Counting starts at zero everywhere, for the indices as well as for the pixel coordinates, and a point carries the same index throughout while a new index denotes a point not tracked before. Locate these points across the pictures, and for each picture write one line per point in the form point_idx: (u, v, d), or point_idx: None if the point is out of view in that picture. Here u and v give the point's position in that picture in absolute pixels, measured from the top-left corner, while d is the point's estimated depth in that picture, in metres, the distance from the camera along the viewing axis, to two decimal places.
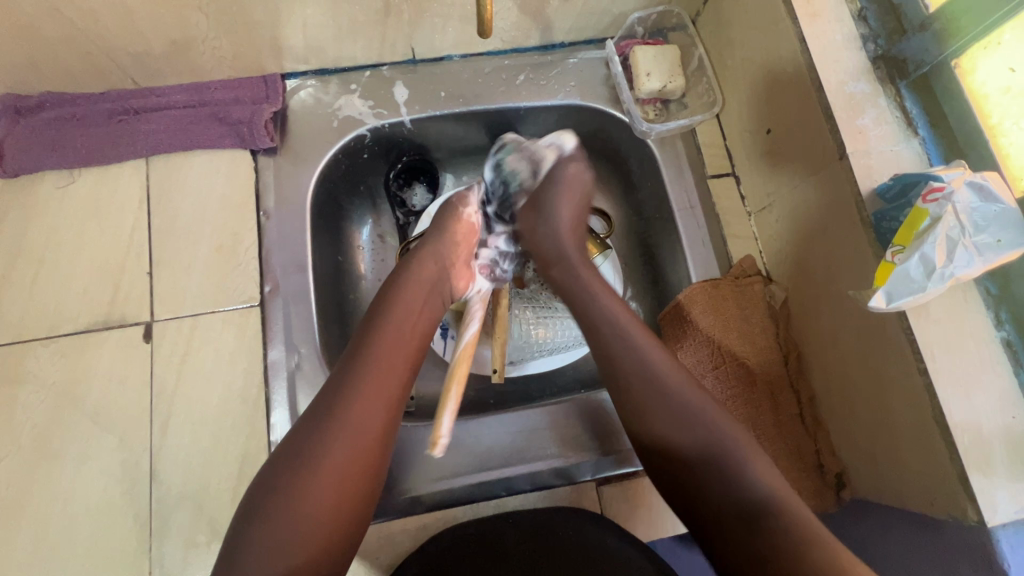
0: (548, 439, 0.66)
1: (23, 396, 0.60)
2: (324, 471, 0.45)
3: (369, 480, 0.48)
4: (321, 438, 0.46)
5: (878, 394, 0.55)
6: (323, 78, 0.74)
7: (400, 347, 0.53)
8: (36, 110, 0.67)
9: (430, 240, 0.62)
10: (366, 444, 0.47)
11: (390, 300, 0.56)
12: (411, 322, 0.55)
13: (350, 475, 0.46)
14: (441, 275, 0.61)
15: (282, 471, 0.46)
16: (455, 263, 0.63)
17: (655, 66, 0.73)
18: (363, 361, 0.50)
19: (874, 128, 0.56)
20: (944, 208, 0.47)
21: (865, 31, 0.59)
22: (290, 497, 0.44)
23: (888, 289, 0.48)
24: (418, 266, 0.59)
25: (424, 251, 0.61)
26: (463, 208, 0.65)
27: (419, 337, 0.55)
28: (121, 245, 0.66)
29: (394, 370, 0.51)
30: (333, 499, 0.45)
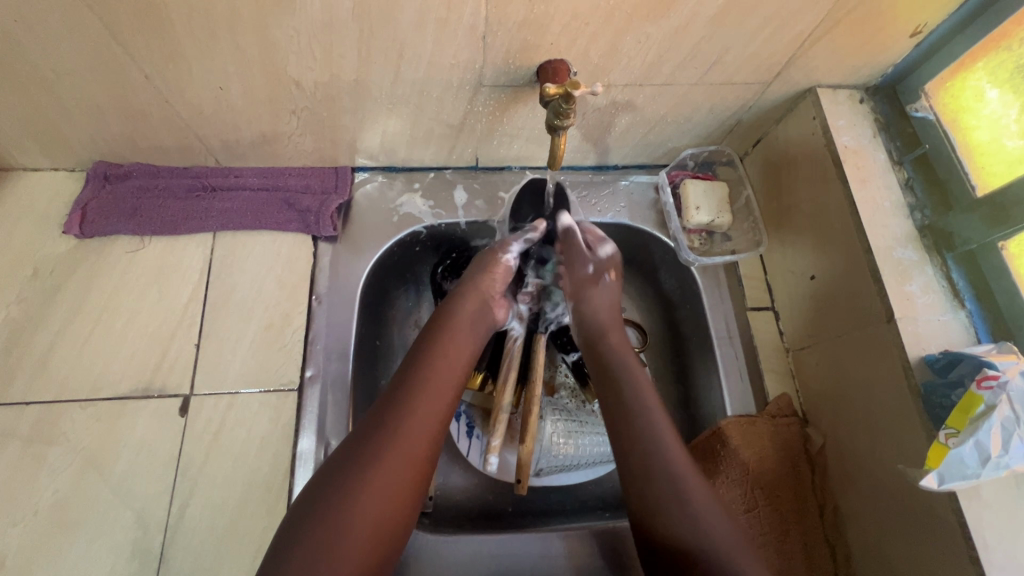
0: (566, 570, 0.63)
1: (51, 457, 0.60)
2: (373, 486, 0.47)
3: (414, 485, 0.49)
4: (372, 451, 0.49)
5: (923, 565, 0.53)
6: (389, 174, 0.78)
7: (446, 370, 0.56)
8: (123, 178, 0.71)
9: (471, 275, 0.66)
10: (412, 466, 0.49)
11: (439, 332, 0.60)
12: (456, 350, 0.58)
13: (395, 497, 0.48)
14: (484, 307, 0.65)
15: (331, 481, 0.47)
16: (494, 297, 0.66)
17: (704, 201, 0.76)
18: (415, 383, 0.54)
19: (921, 295, 0.57)
20: (999, 397, 0.47)
21: (913, 200, 0.63)
22: (338, 509, 0.45)
23: (941, 472, 0.47)
24: (464, 299, 0.64)
25: (468, 285, 0.65)
26: (502, 254, 0.68)
27: (463, 364, 0.59)
28: (176, 314, 0.68)
29: (442, 396, 0.54)
30: (380, 510, 0.47)
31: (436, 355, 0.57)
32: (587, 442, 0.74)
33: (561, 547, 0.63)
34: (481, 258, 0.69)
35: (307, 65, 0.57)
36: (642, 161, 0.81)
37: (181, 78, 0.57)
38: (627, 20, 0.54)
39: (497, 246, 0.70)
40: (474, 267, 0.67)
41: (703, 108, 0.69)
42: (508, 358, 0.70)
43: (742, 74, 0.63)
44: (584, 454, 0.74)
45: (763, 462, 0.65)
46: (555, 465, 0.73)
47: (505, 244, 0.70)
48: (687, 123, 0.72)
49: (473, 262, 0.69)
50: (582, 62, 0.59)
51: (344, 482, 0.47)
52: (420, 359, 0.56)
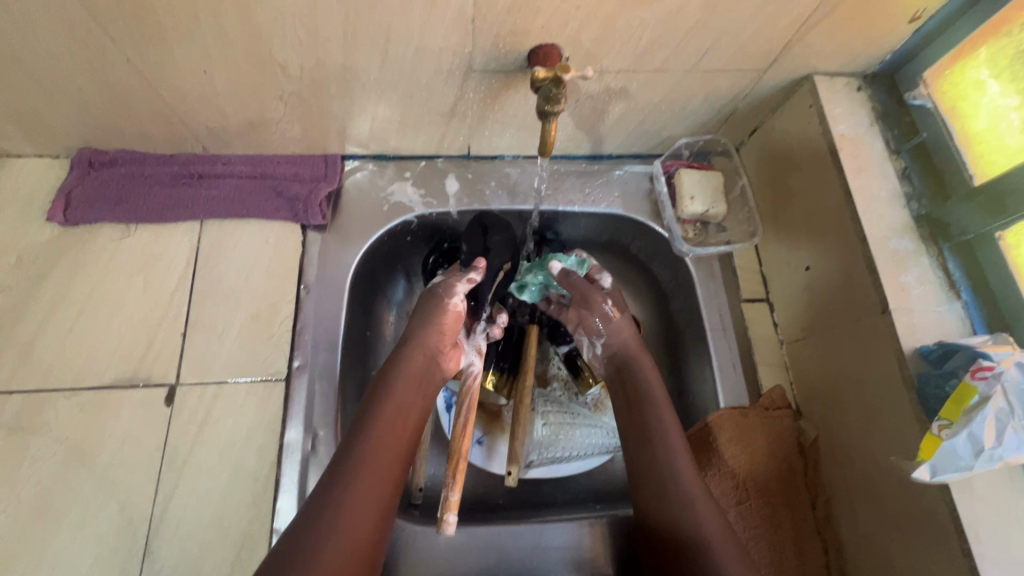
0: (557, 561, 0.62)
1: (34, 447, 0.59)
2: (325, 560, 0.45)
3: (367, 556, 0.48)
4: (318, 528, 0.47)
5: (915, 558, 0.52)
6: (380, 163, 0.77)
7: (392, 435, 0.55)
8: (108, 165, 0.70)
9: (415, 329, 0.64)
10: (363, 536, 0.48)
11: (380, 397, 0.58)
12: (401, 415, 0.57)
13: (355, 555, 0.47)
14: (429, 366, 0.62)
15: (287, 546, 0.46)
16: (444, 348, 0.64)
17: (699, 190, 0.74)
18: (358, 451, 0.53)
19: (917, 286, 0.57)
20: (993, 387, 0.46)
21: (910, 189, 0.62)
22: None
23: (932, 463, 0.47)
24: (409, 356, 0.61)
25: (414, 340, 0.62)
26: (447, 298, 0.65)
27: (413, 415, 0.58)
28: (162, 303, 0.67)
29: (394, 446, 0.55)
30: None
31: (381, 419, 0.55)
32: (577, 432, 0.75)
33: (551, 539, 0.63)
34: (427, 302, 0.66)
35: (292, 49, 0.56)
36: (637, 150, 0.80)
37: (163, 62, 0.56)
38: (619, 3, 0.52)
39: (443, 284, 0.66)
40: (421, 313, 0.65)
41: (698, 97, 0.68)
42: (465, 397, 0.65)
43: (737, 61, 0.62)
44: (574, 444, 0.74)
45: (754, 454, 0.65)
46: (545, 454, 0.73)
47: (450, 281, 0.66)
48: (682, 111, 0.71)
49: (417, 311, 0.66)
50: (574, 47, 0.58)
51: (302, 542, 0.46)
52: (364, 426, 0.55)
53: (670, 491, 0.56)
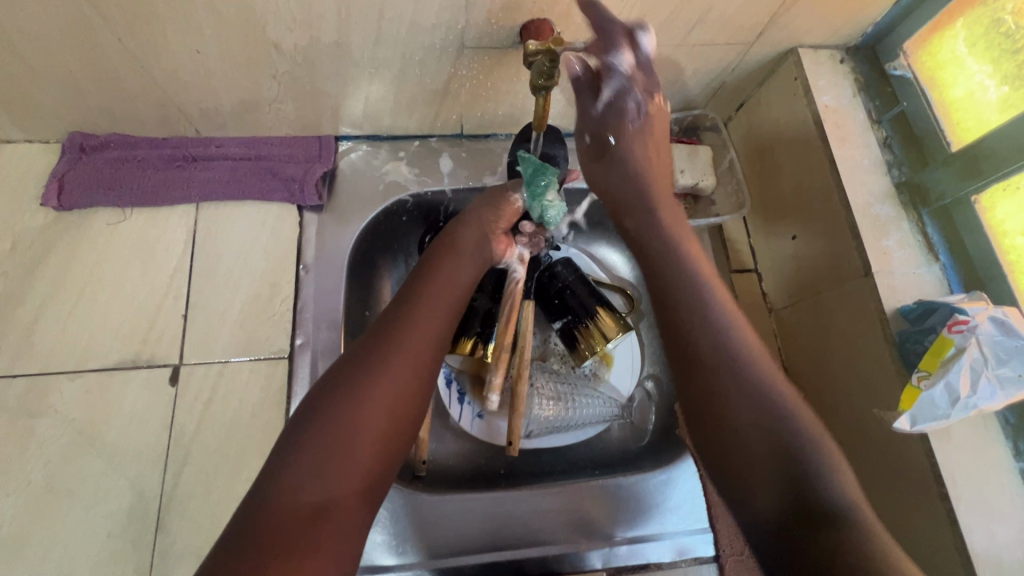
0: (559, 523, 0.64)
1: (40, 429, 0.59)
2: (380, 384, 0.48)
3: (418, 392, 0.50)
4: (378, 356, 0.49)
5: (897, 507, 0.55)
6: (374, 143, 0.77)
7: (445, 290, 0.57)
8: (100, 149, 0.69)
9: (474, 210, 0.67)
10: (418, 372, 0.50)
11: (440, 258, 0.61)
12: (454, 275, 0.59)
13: (396, 413, 0.48)
14: (484, 240, 0.65)
15: (332, 390, 0.47)
16: (496, 232, 0.67)
17: (689, 164, 0.76)
18: (413, 302, 0.54)
19: (898, 250, 0.59)
20: (968, 340, 0.49)
21: (891, 157, 0.64)
22: (346, 408, 0.46)
23: (913, 413, 0.49)
24: (464, 228, 0.64)
25: (470, 216, 0.66)
26: (512, 193, 0.68)
27: (461, 289, 0.59)
28: (161, 285, 0.67)
29: (441, 316, 0.55)
30: (387, 414, 0.47)
31: (435, 281, 0.58)
32: (578, 404, 0.76)
33: (554, 502, 0.65)
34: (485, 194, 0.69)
35: (286, 27, 0.56)
36: None
37: (155, 41, 0.56)
38: None
39: (508, 183, 0.69)
40: (479, 200, 0.68)
41: (687, 71, 0.70)
42: (509, 297, 0.70)
43: (726, 34, 0.63)
44: (575, 415, 0.75)
45: None
46: (545, 426, 0.74)
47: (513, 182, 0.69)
48: (671, 86, 0.73)
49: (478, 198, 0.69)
50: (565, 22, 0.59)
51: (347, 392, 0.47)
52: (418, 283, 0.57)
53: (725, 377, 0.51)
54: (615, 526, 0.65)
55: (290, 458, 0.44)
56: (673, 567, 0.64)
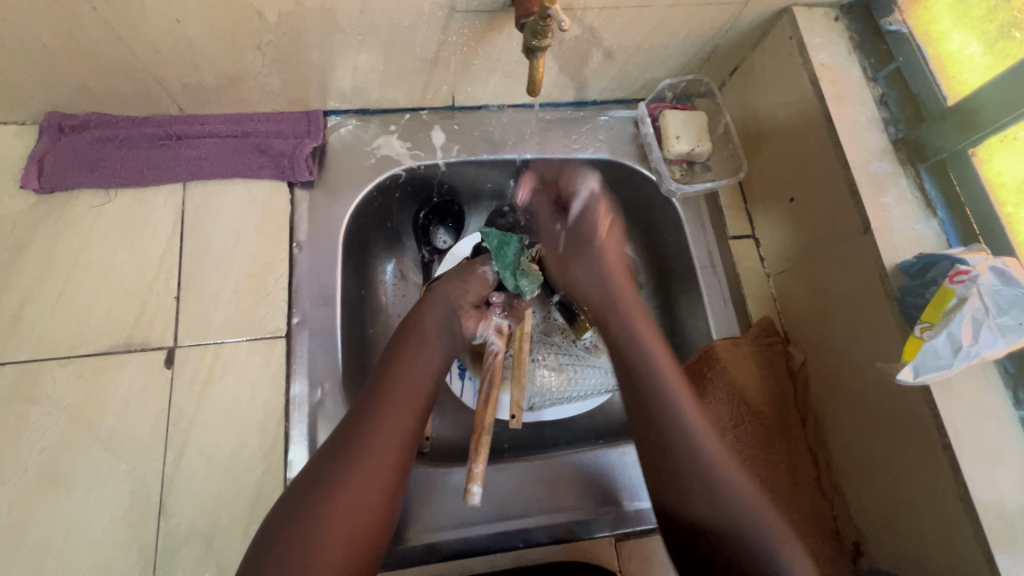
0: (566, 492, 0.64)
1: (34, 416, 0.58)
2: (339, 506, 0.48)
3: (384, 500, 0.50)
4: (338, 468, 0.50)
5: (897, 470, 0.56)
6: (364, 117, 0.76)
7: (411, 381, 0.57)
8: (80, 129, 0.67)
9: (443, 284, 0.66)
10: (381, 481, 0.51)
11: (406, 346, 0.61)
12: (422, 362, 0.60)
13: (359, 526, 0.48)
14: (453, 317, 0.65)
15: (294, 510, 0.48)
16: (466, 305, 0.66)
17: (684, 130, 0.75)
18: (378, 400, 0.55)
19: (896, 206, 0.59)
20: (970, 290, 0.49)
21: (887, 115, 0.64)
22: (306, 535, 0.46)
23: (916, 364, 0.49)
24: (430, 309, 0.64)
25: (437, 294, 0.65)
26: (480, 266, 0.68)
27: (430, 375, 0.59)
28: (151, 267, 0.65)
29: (407, 413, 0.55)
30: (347, 535, 0.48)
31: (400, 372, 0.57)
32: (580, 375, 0.76)
33: (560, 470, 0.65)
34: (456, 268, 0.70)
35: None
36: (621, 95, 0.80)
37: (132, 11, 0.54)
38: None
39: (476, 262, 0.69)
40: (446, 279, 0.67)
41: (680, 35, 0.69)
42: (487, 374, 0.64)
43: None
44: (577, 386, 0.75)
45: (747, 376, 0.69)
46: (549, 398, 0.74)
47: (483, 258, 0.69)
48: (664, 51, 0.72)
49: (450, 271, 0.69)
50: None
51: (307, 511, 0.47)
52: (384, 376, 0.57)
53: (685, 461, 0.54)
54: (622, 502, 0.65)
55: None
56: None
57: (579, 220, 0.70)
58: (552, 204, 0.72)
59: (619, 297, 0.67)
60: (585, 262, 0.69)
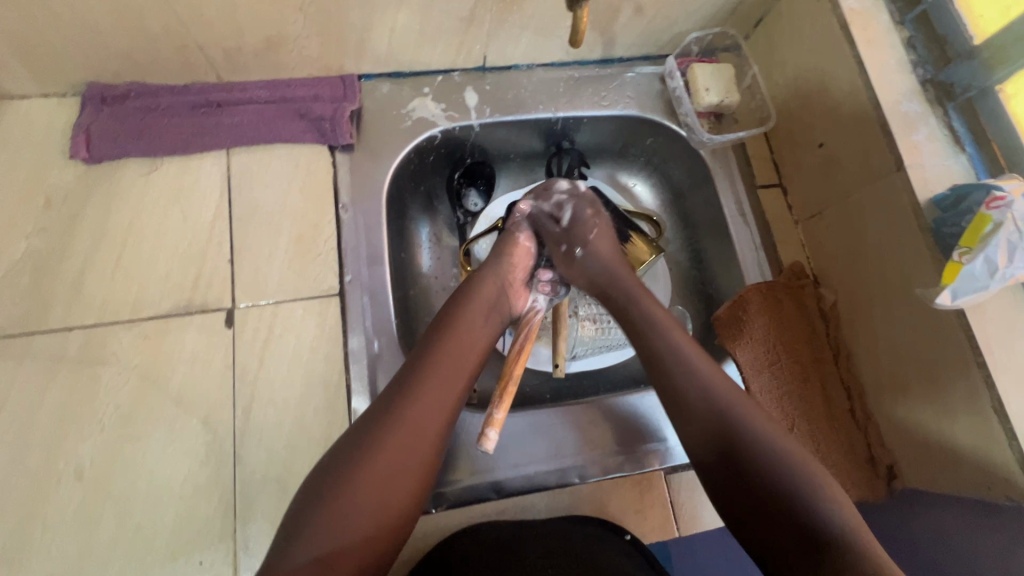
0: (607, 434, 0.68)
1: (106, 376, 0.60)
2: (377, 466, 0.50)
3: (418, 468, 0.52)
4: (382, 430, 0.51)
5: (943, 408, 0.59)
6: (397, 81, 0.77)
7: (456, 353, 0.59)
8: (123, 99, 0.68)
9: (489, 261, 0.69)
10: (418, 448, 0.52)
11: (453, 315, 0.62)
12: (470, 337, 0.60)
13: (391, 488, 0.50)
14: (500, 292, 0.67)
15: (333, 474, 0.49)
16: (513, 282, 0.69)
17: (712, 82, 0.77)
18: (427, 370, 0.56)
19: (927, 143, 0.61)
20: (1005, 216, 0.51)
21: (914, 57, 0.66)
22: (344, 489, 0.48)
23: (953, 288, 0.53)
24: (480, 287, 0.66)
25: (486, 270, 0.68)
26: (517, 232, 0.72)
27: (475, 351, 0.60)
28: (203, 232, 0.67)
29: (450, 387, 0.56)
30: (380, 497, 0.49)
31: (445, 342, 0.59)
32: (617, 324, 0.80)
33: (611, 412, 0.69)
34: (501, 239, 0.73)
35: None
36: (647, 50, 0.82)
37: None
38: None
39: (512, 225, 0.73)
40: (493, 250, 0.71)
41: None
42: (526, 328, 0.69)
43: None
44: (615, 335, 0.79)
45: (783, 320, 0.71)
46: (590, 346, 0.79)
47: (519, 223, 0.73)
48: (692, 3, 0.73)
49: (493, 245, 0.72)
50: None
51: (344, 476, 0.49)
52: (432, 346, 0.58)
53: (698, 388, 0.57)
54: (654, 438, 0.69)
55: (296, 534, 0.46)
56: None
57: (571, 229, 0.72)
58: (550, 219, 0.73)
59: (624, 279, 0.68)
60: (601, 241, 0.72)
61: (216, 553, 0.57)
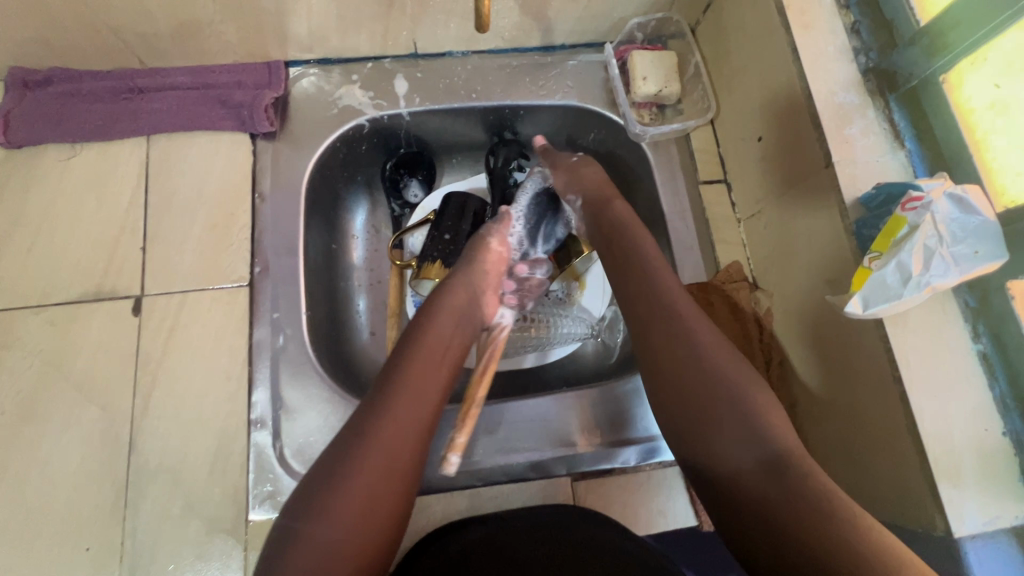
0: (530, 432, 0.65)
1: (10, 360, 0.61)
2: (357, 492, 0.45)
3: (403, 487, 0.47)
4: (357, 455, 0.47)
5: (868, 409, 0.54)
6: (326, 67, 0.75)
7: (434, 360, 0.54)
8: (44, 84, 0.68)
9: (463, 268, 0.65)
10: (400, 467, 0.47)
11: (426, 324, 0.57)
12: (445, 344, 0.56)
13: (375, 514, 0.45)
14: (474, 299, 0.63)
15: (304, 507, 0.45)
16: (484, 288, 0.65)
17: (652, 71, 0.74)
18: (400, 382, 0.51)
19: (861, 138, 0.56)
20: (922, 217, 0.47)
21: (858, 44, 0.60)
22: (320, 525, 0.43)
23: (865, 295, 0.48)
24: (453, 291, 0.61)
25: (458, 277, 0.63)
26: (491, 241, 0.68)
27: (453, 357, 0.56)
28: (118, 218, 0.67)
29: (428, 396, 0.52)
30: (363, 524, 0.44)
31: (420, 351, 0.54)
32: (548, 321, 0.77)
33: (526, 412, 0.66)
34: (471, 245, 0.68)
35: None
36: (590, 37, 0.78)
37: None
38: None
39: (485, 230, 0.70)
40: (466, 258, 0.66)
41: None
42: (491, 344, 0.65)
43: None
44: (544, 333, 0.76)
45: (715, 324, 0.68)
46: (520, 344, 0.75)
47: (490, 228, 0.70)
48: None
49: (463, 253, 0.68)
50: None
51: (316, 506, 0.44)
52: (405, 356, 0.54)
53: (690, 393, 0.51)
54: (591, 436, 0.65)
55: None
56: (637, 470, 0.64)
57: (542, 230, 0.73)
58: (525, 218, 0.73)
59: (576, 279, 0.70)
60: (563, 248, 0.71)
61: (104, 538, 0.57)
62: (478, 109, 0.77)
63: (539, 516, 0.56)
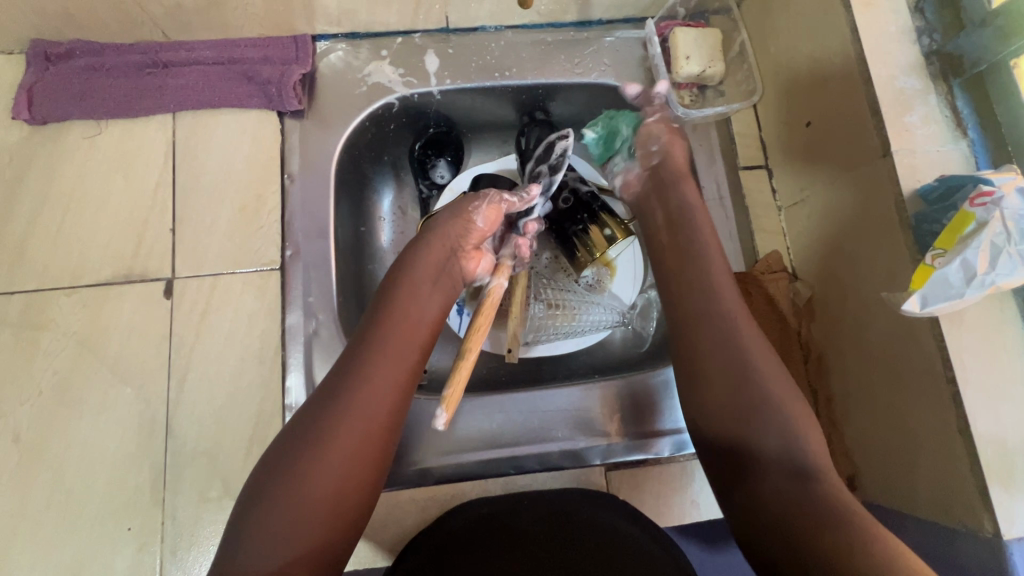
0: (557, 421, 0.64)
1: (45, 343, 0.60)
2: (334, 446, 0.45)
3: (378, 446, 0.48)
4: (333, 412, 0.47)
5: (901, 419, 0.54)
6: (354, 42, 0.72)
7: (409, 326, 0.54)
8: (68, 58, 0.66)
9: (439, 222, 0.61)
10: (373, 426, 0.47)
11: (398, 287, 0.56)
12: (419, 311, 0.55)
13: (351, 470, 0.46)
14: (451, 257, 0.60)
15: (278, 464, 0.45)
16: (465, 247, 0.62)
17: (695, 49, 0.71)
18: (376, 345, 0.51)
19: (921, 126, 0.53)
20: (991, 214, 0.45)
21: (921, 24, 0.56)
22: (296, 476, 0.44)
23: (924, 294, 0.47)
24: (428, 248, 0.59)
25: (434, 233, 0.60)
26: (478, 198, 0.63)
27: (426, 321, 0.55)
28: (146, 199, 0.66)
29: (402, 358, 0.52)
30: (340, 478, 0.45)
31: (394, 315, 0.54)
32: (580, 311, 0.73)
33: (555, 402, 0.65)
34: (459, 201, 0.64)
35: None
36: (628, 12, 0.76)
37: None
38: None
39: (477, 192, 0.64)
40: (446, 212, 0.62)
41: None
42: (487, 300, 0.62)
43: None
44: (576, 323, 0.73)
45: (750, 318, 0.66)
46: (549, 332, 0.73)
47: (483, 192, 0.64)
48: None
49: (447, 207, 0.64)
50: None
51: (296, 458, 0.45)
52: (381, 319, 0.54)
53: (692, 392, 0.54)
54: (622, 424, 0.64)
55: (247, 527, 0.43)
56: (671, 460, 0.65)
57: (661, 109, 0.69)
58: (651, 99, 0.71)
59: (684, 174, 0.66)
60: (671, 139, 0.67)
61: (144, 520, 0.57)
62: (510, 86, 0.73)
63: (546, 496, 0.57)
